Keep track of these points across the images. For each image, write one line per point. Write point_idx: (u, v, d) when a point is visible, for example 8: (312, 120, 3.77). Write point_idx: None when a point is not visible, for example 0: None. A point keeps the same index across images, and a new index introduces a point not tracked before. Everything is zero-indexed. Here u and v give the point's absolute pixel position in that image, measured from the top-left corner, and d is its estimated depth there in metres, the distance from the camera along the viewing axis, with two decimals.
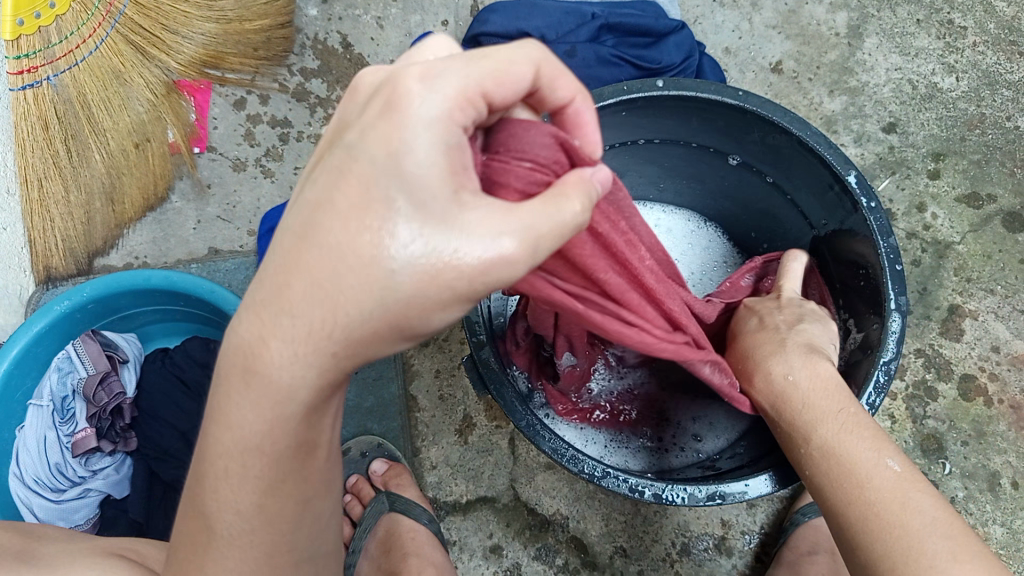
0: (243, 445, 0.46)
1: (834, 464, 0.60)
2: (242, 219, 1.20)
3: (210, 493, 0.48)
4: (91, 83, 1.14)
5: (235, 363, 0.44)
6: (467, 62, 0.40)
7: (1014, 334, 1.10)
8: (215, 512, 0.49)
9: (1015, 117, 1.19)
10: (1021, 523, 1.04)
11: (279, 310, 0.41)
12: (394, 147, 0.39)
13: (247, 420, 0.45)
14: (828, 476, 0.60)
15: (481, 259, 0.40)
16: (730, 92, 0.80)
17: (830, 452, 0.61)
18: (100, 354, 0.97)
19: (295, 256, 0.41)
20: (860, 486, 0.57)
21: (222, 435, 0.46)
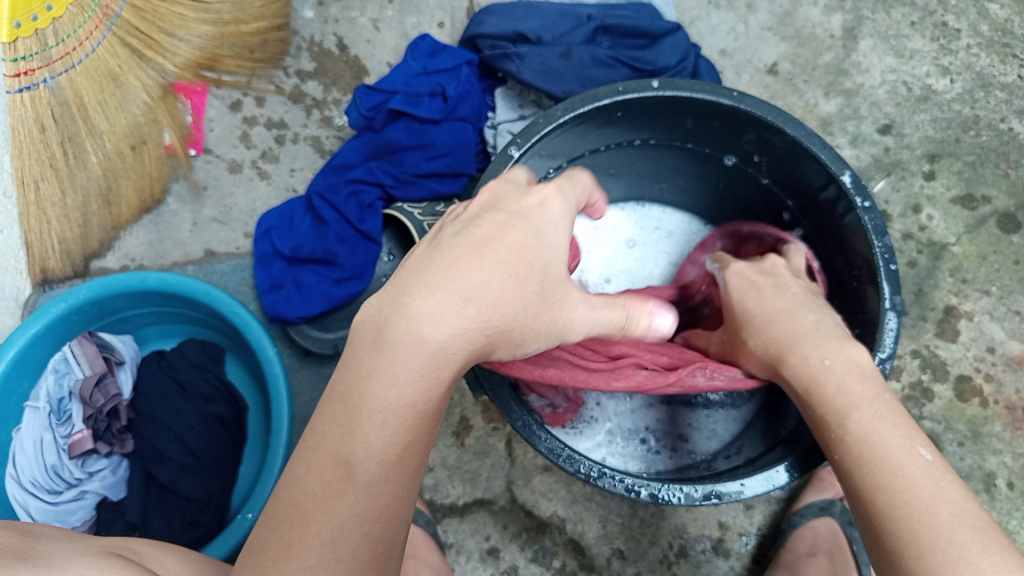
0: (397, 403, 0.51)
1: (868, 448, 0.56)
2: (238, 221, 1.20)
3: (360, 438, 0.50)
4: (87, 85, 1.15)
5: (396, 333, 0.52)
6: (572, 184, 0.62)
7: (1008, 335, 1.11)
8: (359, 459, 0.50)
9: (1010, 119, 1.19)
10: (1016, 523, 1.05)
11: (454, 294, 0.53)
12: (546, 222, 0.58)
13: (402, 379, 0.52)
14: (861, 460, 0.56)
15: (590, 317, 0.61)
16: (725, 93, 0.79)
17: (866, 439, 0.57)
18: (96, 355, 0.97)
19: (467, 260, 0.54)
20: (894, 472, 0.54)
21: (375, 387, 0.51)
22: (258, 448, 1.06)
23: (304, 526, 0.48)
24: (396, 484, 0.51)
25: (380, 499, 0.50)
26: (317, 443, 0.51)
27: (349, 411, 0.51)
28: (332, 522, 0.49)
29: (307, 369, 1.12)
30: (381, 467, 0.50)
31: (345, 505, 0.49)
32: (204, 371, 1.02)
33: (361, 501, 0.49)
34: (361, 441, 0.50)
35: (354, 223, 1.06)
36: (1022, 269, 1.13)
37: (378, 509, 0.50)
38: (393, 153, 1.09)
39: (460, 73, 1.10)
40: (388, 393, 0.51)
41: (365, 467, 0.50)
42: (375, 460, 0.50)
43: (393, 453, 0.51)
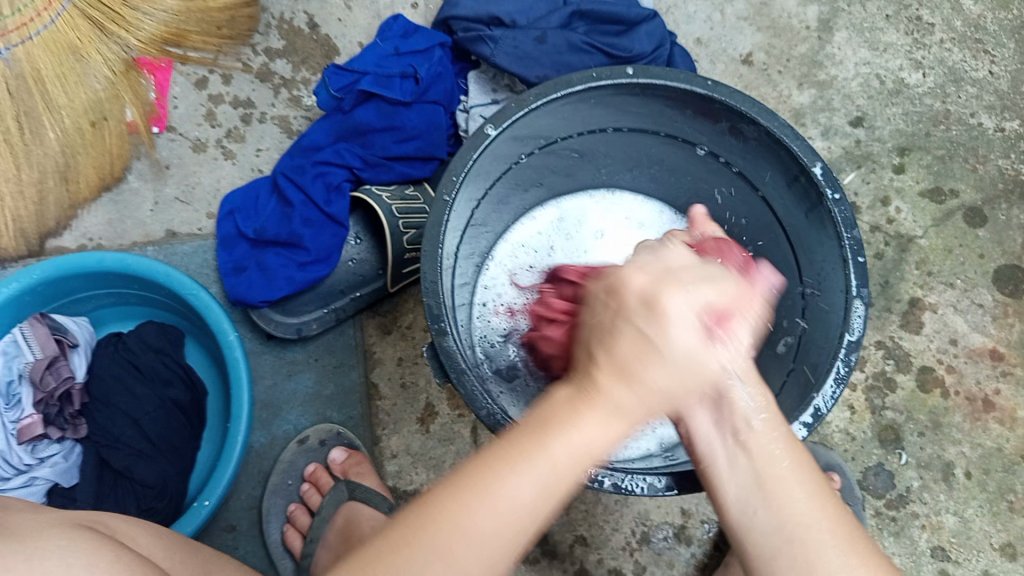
0: (662, 394, 0.52)
1: (762, 440, 0.54)
2: (202, 202, 1.17)
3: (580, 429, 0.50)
4: (46, 58, 1.12)
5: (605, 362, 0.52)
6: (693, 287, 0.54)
7: (971, 327, 1.11)
8: (573, 444, 0.50)
9: (979, 114, 1.20)
10: (971, 511, 1.06)
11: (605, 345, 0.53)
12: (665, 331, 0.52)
13: (666, 374, 0.52)
14: (728, 449, 0.55)
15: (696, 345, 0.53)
16: (699, 81, 0.79)
17: (744, 436, 0.55)
18: (48, 338, 0.94)
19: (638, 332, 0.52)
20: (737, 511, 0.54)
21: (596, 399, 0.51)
22: (218, 432, 1.04)
23: (491, 494, 0.49)
24: (561, 488, 0.50)
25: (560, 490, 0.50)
26: (535, 435, 0.51)
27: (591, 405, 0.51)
28: (503, 510, 0.49)
29: (270, 353, 1.08)
30: (588, 453, 0.50)
31: (522, 487, 0.49)
32: (162, 356, 0.99)
33: (530, 501, 0.49)
34: (581, 428, 0.50)
35: (321, 205, 1.04)
36: (987, 262, 1.13)
37: (555, 495, 0.50)
38: (362, 136, 1.07)
39: (432, 55, 1.09)
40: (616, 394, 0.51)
41: (556, 464, 0.50)
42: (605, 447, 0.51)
43: (586, 457, 0.50)
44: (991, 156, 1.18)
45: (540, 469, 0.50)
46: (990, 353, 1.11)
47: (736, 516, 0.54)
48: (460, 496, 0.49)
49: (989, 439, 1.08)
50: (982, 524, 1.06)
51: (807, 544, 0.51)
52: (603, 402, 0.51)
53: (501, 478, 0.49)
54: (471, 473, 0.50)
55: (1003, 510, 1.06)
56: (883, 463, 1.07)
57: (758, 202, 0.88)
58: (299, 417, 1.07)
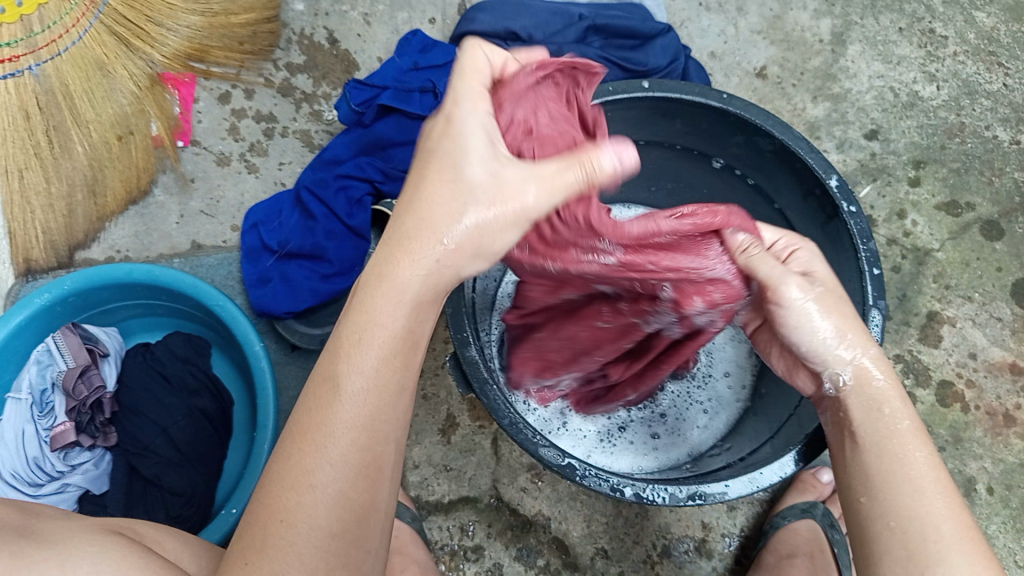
0: (391, 333, 0.51)
1: (879, 429, 0.58)
2: (225, 215, 1.19)
3: (344, 359, 0.51)
4: (73, 74, 1.14)
5: (371, 276, 0.53)
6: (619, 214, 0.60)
7: (990, 341, 1.12)
8: (346, 374, 0.50)
9: (994, 127, 1.21)
10: (996, 525, 1.05)
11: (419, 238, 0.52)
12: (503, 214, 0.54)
13: (394, 311, 0.51)
14: (848, 436, 0.59)
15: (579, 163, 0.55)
16: (715, 95, 0.80)
17: (875, 425, 0.58)
18: (80, 347, 0.96)
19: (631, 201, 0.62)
20: (904, 480, 0.54)
21: (374, 326, 0.51)
22: (244, 441, 1.06)
23: (298, 476, 0.48)
24: (375, 433, 0.50)
25: (364, 437, 0.50)
26: (317, 382, 0.51)
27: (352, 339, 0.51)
28: (325, 476, 0.48)
29: (294, 363, 1.10)
30: (367, 379, 0.50)
31: (333, 442, 0.49)
32: (190, 365, 1.01)
33: (346, 427, 0.49)
34: (342, 356, 0.51)
35: (343, 218, 1.05)
36: (1004, 275, 1.14)
37: (368, 417, 0.50)
38: (382, 149, 1.09)
39: (451, 69, 1.10)
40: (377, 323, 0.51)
41: (349, 407, 0.50)
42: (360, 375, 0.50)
43: (365, 383, 0.50)
44: (1007, 169, 1.19)
45: (346, 416, 0.49)
46: (1009, 367, 1.11)
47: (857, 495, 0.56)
48: (275, 488, 0.49)
49: (1010, 455, 1.08)
50: (1006, 541, 1.05)
51: (930, 558, 0.51)
52: (401, 303, 0.52)
53: (300, 453, 0.49)
54: (291, 438, 0.50)
55: None
56: None
57: (776, 215, 0.90)
58: None
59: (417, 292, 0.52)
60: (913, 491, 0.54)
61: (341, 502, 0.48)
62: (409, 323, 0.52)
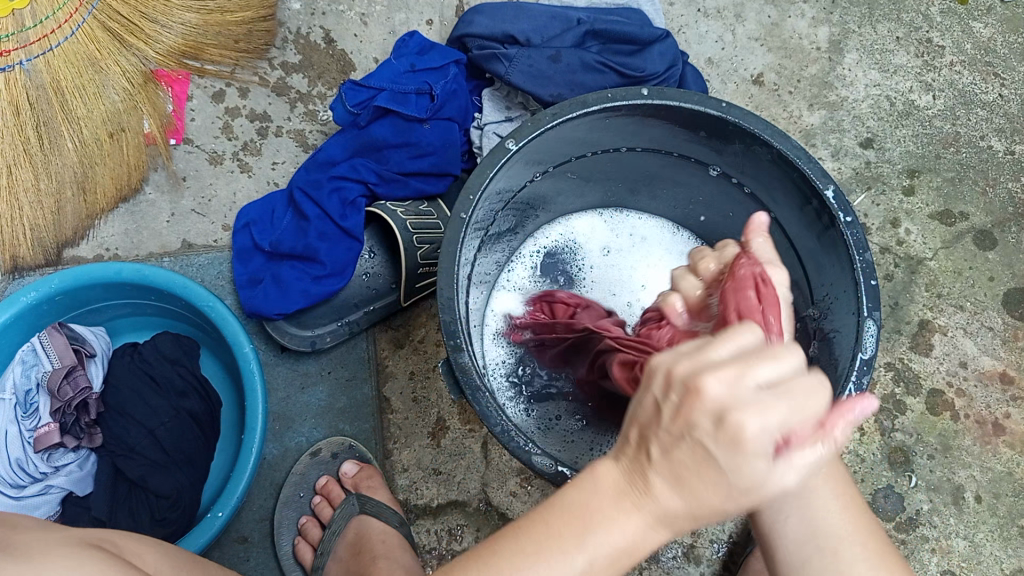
0: (634, 531, 0.47)
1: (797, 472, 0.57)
2: (217, 214, 1.18)
3: (622, 515, 0.47)
4: (66, 70, 1.13)
5: (690, 451, 0.44)
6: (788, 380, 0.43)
7: (981, 351, 1.12)
8: (595, 539, 0.48)
9: (989, 137, 1.21)
10: (982, 535, 1.06)
11: (705, 466, 0.43)
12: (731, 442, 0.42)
13: (664, 501, 0.46)
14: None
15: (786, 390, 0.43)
16: (712, 103, 0.80)
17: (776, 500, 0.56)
18: (66, 347, 0.95)
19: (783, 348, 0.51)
20: (816, 537, 0.55)
21: (664, 500, 0.46)
22: (231, 442, 1.05)
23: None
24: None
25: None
26: (563, 507, 0.49)
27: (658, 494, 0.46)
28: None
29: (283, 365, 1.09)
30: (616, 545, 0.48)
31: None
32: (178, 365, 1.00)
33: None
34: (613, 522, 0.47)
35: (336, 219, 1.04)
36: (996, 286, 1.14)
37: (601, 570, 0.48)
38: (377, 151, 1.08)
39: (448, 72, 1.09)
40: (689, 501, 0.45)
41: (582, 568, 0.48)
42: (608, 543, 0.48)
43: (606, 548, 0.48)
44: (1001, 179, 1.19)
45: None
46: (1000, 377, 1.11)
47: (782, 548, 0.56)
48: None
49: (998, 463, 1.08)
50: (993, 549, 1.06)
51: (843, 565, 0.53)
52: (636, 522, 0.47)
53: (526, 572, 0.49)
54: (530, 546, 0.49)
55: (1012, 535, 1.06)
56: (893, 486, 1.07)
57: (770, 223, 0.89)
58: (312, 430, 1.07)
59: (700, 511, 0.46)
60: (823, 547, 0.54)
61: None
62: (646, 517, 0.47)
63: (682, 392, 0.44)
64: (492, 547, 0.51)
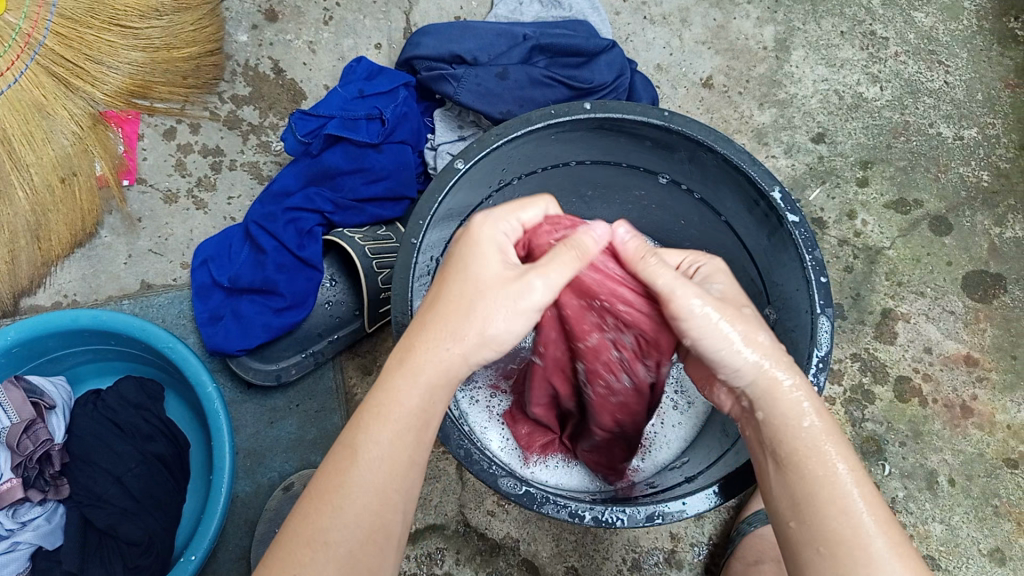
0: (405, 411, 0.57)
1: (799, 449, 0.58)
2: (175, 252, 1.17)
3: (370, 433, 0.57)
4: (12, 117, 1.11)
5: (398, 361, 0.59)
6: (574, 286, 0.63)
7: (944, 335, 1.13)
8: (368, 446, 0.56)
9: (938, 124, 1.23)
10: (958, 517, 1.07)
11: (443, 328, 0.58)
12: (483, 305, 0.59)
13: (410, 392, 0.57)
14: (774, 458, 0.60)
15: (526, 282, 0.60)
16: (655, 112, 0.80)
17: (792, 443, 0.59)
18: (23, 401, 0.93)
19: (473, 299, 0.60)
20: (832, 497, 0.56)
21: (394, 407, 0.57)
22: (203, 483, 1.04)
23: (312, 533, 0.55)
24: (390, 497, 0.56)
25: (376, 501, 0.56)
26: (342, 443, 0.58)
27: (386, 410, 0.57)
28: (338, 533, 0.55)
29: (250, 401, 1.08)
30: (389, 449, 0.56)
31: (347, 505, 0.55)
32: (143, 411, 0.99)
33: (367, 491, 0.56)
34: (373, 431, 0.57)
35: (294, 250, 1.04)
36: (955, 270, 1.15)
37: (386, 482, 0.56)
38: (331, 179, 1.08)
39: (397, 95, 1.09)
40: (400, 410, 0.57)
41: (365, 478, 0.56)
42: (383, 455, 0.56)
43: (388, 452, 0.56)
44: (952, 164, 1.21)
45: (363, 481, 0.56)
46: (965, 359, 1.12)
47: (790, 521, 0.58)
48: (302, 525, 0.56)
49: (969, 445, 1.09)
50: (970, 531, 1.06)
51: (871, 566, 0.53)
52: (418, 382, 0.58)
53: (319, 512, 0.55)
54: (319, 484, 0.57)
55: (988, 516, 1.07)
56: (867, 475, 1.07)
57: (722, 226, 0.90)
58: (284, 463, 1.06)
59: (444, 369, 0.58)
60: (839, 512, 0.55)
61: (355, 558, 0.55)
62: (426, 403, 0.58)
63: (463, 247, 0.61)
64: (292, 514, 0.57)
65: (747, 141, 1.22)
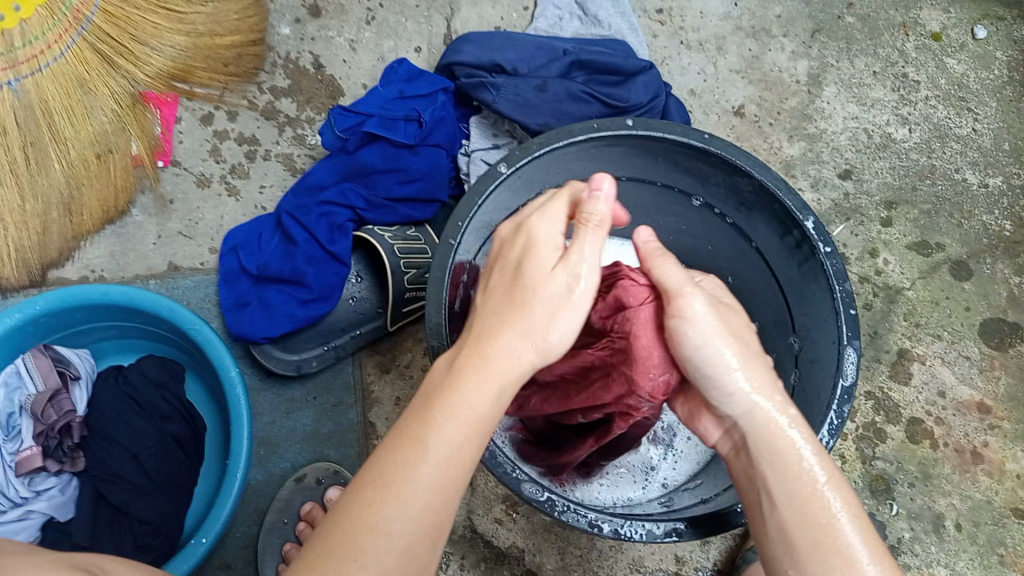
0: (479, 416, 0.57)
1: (792, 490, 0.60)
2: (204, 237, 1.18)
3: (439, 427, 0.55)
4: (54, 90, 1.11)
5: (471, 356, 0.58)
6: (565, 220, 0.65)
7: (958, 380, 1.14)
8: (433, 440, 0.55)
9: (963, 170, 1.24)
10: (962, 563, 1.08)
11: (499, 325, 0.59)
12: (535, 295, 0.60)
13: (481, 394, 0.56)
14: (768, 500, 0.62)
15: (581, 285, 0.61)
16: (696, 134, 0.82)
17: (788, 485, 0.60)
18: (50, 370, 0.94)
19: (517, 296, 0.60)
20: (832, 542, 0.58)
21: (461, 410, 0.56)
22: (215, 468, 1.05)
23: (373, 520, 0.53)
24: (448, 495, 0.55)
25: (432, 504, 0.54)
26: (406, 425, 0.57)
27: (454, 404, 0.56)
28: (400, 527, 0.53)
29: (269, 390, 1.09)
30: (453, 451, 0.55)
31: (413, 498, 0.54)
32: (162, 390, 1.00)
33: (426, 490, 0.54)
34: (439, 423, 0.55)
35: (323, 243, 1.05)
36: (972, 315, 1.17)
37: (443, 484, 0.55)
38: (366, 176, 1.09)
39: (436, 99, 1.11)
40: (469, 411, 0.56)
41: (427, 477, 0.54)
42: (449, 448, 0.55)
43: (458, 440, 0.56)
44: (976, 211, 1.22)
45: (425, 478, 0.54)
46: (977, 407, 1.13)
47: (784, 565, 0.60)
48: (356, 515, 0.54)
49: (978, 492, 1.10)
50: None
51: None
52: (489, 382, 0.57)
53: (380, 503, 0.54)
54: (378, 470, 0.55)
55: (993, 564, 1.08)
56: (875, 513, 1.08)
57: (750, 252, 0.91)
58: (297, 455, 1.07)
59: (516, 379, 0.58)
60: (844, 563, 0.57)
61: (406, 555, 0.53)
62: (496, 406, 0.57)
63: (513, 233, 0.64)
64: (346, 490, 0.56)
65: (774, 172, 1.23)
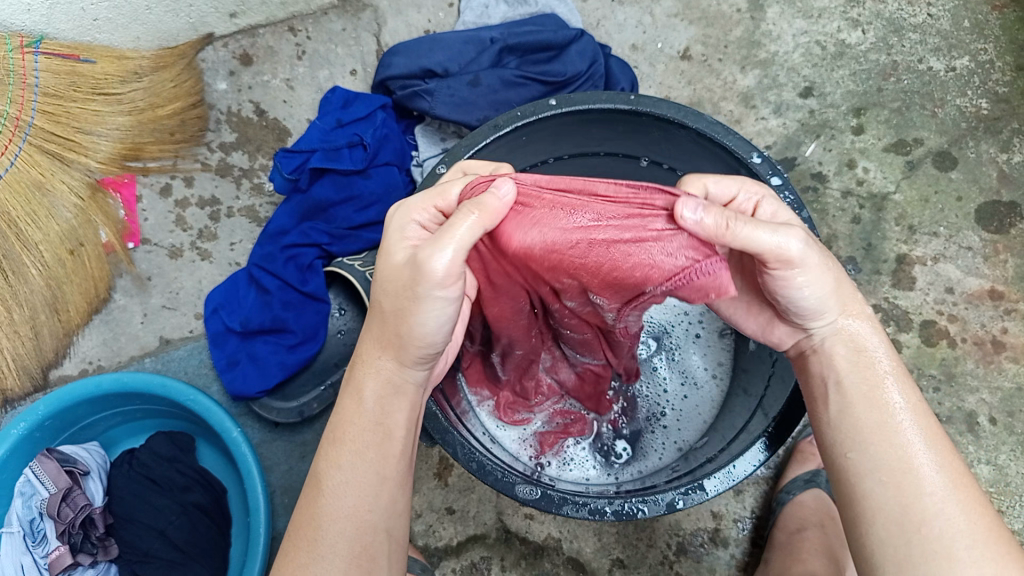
0: (358, 425, 0.63)
1: (860, 381, 0.60)
2: (187, 305, 1.20)
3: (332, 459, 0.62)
4: (14, 200, 1.10)
5: (354, 380, 0.65)
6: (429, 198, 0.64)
7: (965, 272, 1.10)
8: (329, 472, 0.62)
9: (927, 58, 1.19)
10: (1005, 456, 1.04)
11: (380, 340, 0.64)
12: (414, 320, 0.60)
13: (363, 407, 0.63)
14: (833, 389, 0.61)
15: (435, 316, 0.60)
16: (622, 97, 0.80)
17: (858, 376, 0.60)
18: (59, 471, 0.94)
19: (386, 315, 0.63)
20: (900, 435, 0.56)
21: (343, 428, 0.63)
22: (242, 529, 1.06)
23: (301, 563, 0.59)
24: (364, 497, 0.61)
25: (348, 527, 0.60)
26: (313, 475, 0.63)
27: (342, 430, 0.63)
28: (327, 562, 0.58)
29: (280, 439, 1.11)
30: (345, 472, 0.61)
31: (331, 530, 0.60)
32: (176, 463, 1.02)
33: (338, 517, 0.60)
34: (327, 458, 0.62)
35: (297, 287, 1.05)
36: (965, 204, 1.13)
37: (350, 504, 0.60)
38: (324, 211, 1.08)
39: (375, 119, 1.10)
40: (356, 424, 0.63)
41: (335, 507, 0.60)
42: (341, 467, 0.61)
43: (350, 455, 0.62)
44: (948, 97, 1.17)
45: (336, 508, 0.60)
46: (989, 295, 1.10)
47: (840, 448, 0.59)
48: (293, 557, 0.60)
49: (1006, 381, 1.06)
50: (1019, 468, 1.04)
51: (920, 497, 0.54)
52: (364, 396, 0.63)
53: (301, 549, 0.60)
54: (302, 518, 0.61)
55: None
56: None
57: None
58: None
59: (396, 387, 0.64)
60: (900, 447, 0.56)
61: (349, 540, 0.59)
62: (378, 411, 0.63)
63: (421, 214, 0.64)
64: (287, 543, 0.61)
65: (733, 108, 1.21)
